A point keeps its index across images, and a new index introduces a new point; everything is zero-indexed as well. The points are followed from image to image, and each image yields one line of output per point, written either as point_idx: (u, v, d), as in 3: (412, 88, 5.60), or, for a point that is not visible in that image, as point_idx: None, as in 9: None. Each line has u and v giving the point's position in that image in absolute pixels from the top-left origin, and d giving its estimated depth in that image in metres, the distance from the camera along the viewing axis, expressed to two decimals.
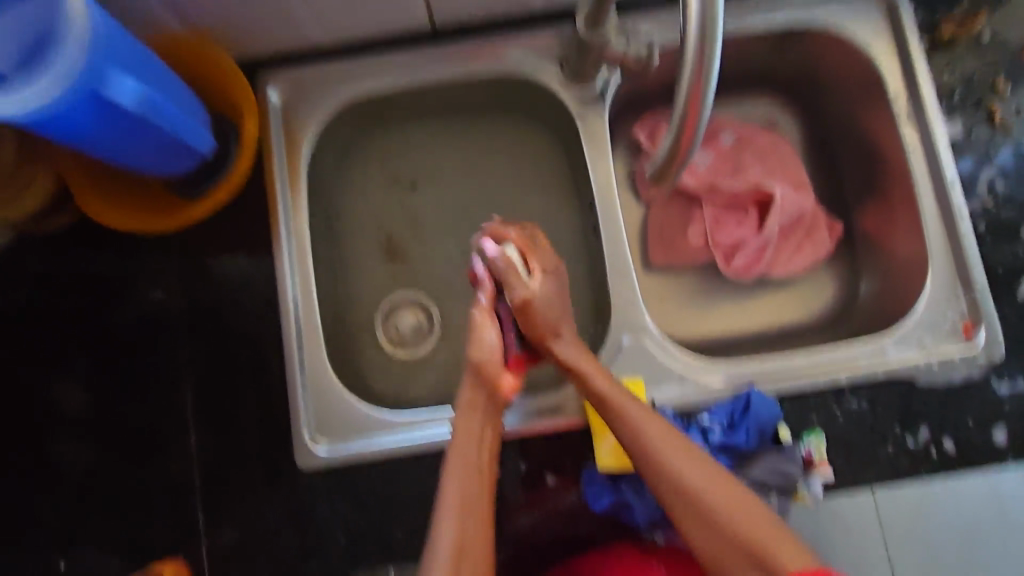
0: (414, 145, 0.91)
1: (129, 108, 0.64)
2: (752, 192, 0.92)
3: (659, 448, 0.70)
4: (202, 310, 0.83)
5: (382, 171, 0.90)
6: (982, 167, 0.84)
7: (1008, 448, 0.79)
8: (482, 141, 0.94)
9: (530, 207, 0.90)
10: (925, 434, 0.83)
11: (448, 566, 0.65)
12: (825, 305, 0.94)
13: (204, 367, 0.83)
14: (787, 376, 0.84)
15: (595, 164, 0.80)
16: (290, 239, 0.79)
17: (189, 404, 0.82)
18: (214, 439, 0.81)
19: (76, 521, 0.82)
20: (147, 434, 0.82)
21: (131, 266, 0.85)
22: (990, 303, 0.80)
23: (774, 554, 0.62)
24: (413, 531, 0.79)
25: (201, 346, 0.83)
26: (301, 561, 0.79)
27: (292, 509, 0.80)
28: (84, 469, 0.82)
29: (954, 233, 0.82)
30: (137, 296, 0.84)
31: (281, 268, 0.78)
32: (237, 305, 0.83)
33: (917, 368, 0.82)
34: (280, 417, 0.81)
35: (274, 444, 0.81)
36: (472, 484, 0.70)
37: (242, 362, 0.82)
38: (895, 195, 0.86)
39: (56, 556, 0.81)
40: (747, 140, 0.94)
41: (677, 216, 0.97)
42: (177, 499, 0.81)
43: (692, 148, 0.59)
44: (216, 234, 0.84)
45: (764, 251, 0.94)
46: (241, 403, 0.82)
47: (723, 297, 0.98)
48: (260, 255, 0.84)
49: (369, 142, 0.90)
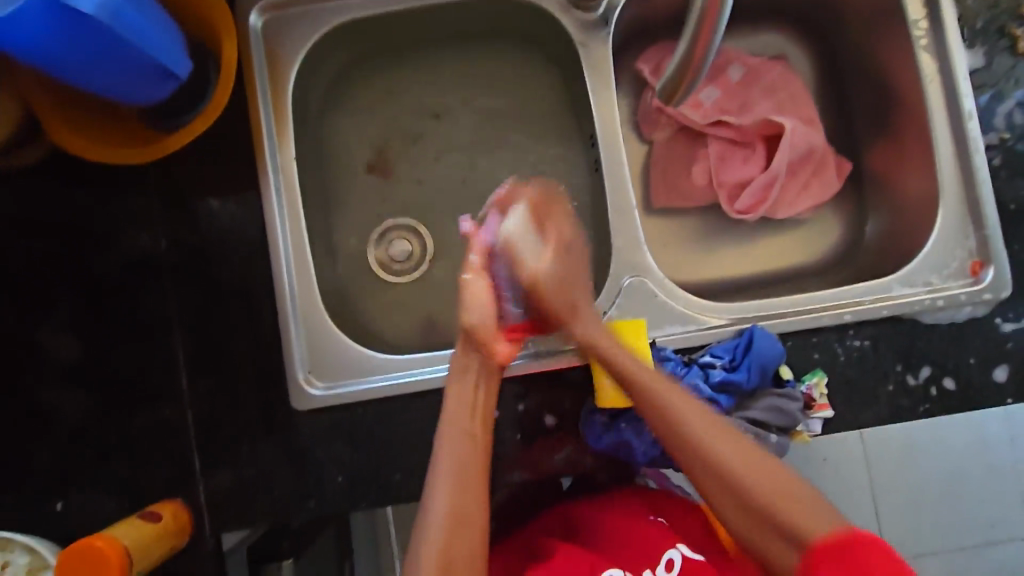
0: (413, 68, 0.92)
1: (98, 20, 0.55)
2: (760, 126, 0.90)
3: (655, 387, 0.66)
4: (192, 251, 0.78)
5: (382, 95, 0.92)
6: (1001, 99, 0.78)
7: (1007, 388, 0.73)
8: (480, 68, 0.93)
9: (527, 138, 0.93)
10: (926, 371, 0.73)
11: (444, 534, 0.61)
12: (829, 249, 0.92)
13: (197, 313, 0.78)
14: (787, 307, 0.75)
15: (597, 100, 0.80)
16: (278, 173, 0.79)
17: (179, 348, 0.78)
18: (208, 380, 0.77)
19: (62, 470, 0.76)
20: (128, 380, 0.77)
21: (107, 204, 0.78)
22: (1001, 240, 0.75)
23: (744, 470, 0.60)
24: (412, 472, 0.76)
25: (195, 293, 0.78)
26: (300, 501, 0.76)
27: (246, 412, 0.77)
28: (77, 416, 0.77)
29: (969, 166, 0.77)
30: (124, 240, 0.78)
31: (270, 207, 0.78)
32: (227, 249, 0.79)
33: (923, 306, 0.74)
34: (268, 348, 0.78)
35: (267, 380, 0.78)
36: (463, 450, 0.65)
37: (233, 307, 0.78)
38: (908, 129, 0.83)
39: (55, 497, 0.76)
40: (756, 75, 0.93)
41: (681, 152, 0.94)
42: (171, 441, 0.77)
43: (705, 59, 0.62)
44: (210, 165, 0.79)
45: (771, 189, 0.90)
46: (234, 347, 0.78)
47: (727, 239, 0.94)
48: (248, 192, 0.79)
49: (368, 68, 0.91)
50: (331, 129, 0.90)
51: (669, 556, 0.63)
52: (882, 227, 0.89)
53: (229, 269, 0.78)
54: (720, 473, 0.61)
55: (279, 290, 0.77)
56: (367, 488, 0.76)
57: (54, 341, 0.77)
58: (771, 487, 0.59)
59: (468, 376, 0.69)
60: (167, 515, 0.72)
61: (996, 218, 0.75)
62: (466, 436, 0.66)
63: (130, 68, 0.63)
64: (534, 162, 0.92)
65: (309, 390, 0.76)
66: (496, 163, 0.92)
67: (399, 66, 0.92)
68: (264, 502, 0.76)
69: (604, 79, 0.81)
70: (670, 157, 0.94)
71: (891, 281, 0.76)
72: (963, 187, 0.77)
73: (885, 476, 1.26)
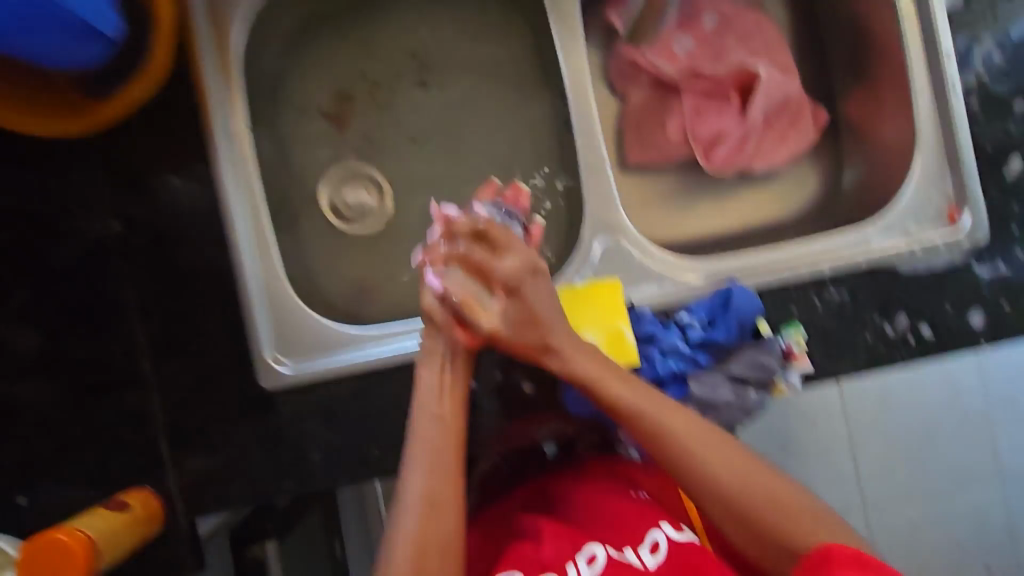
0: (370, 25, 0.87)
1: None
2: (735, 75, 0.87)
3: (639, 409, 0.62)
4: (149, 231, 0.74)
5: (338, 54, 0.86)
6: (979, 37, 0.75)
7: (983, 333, 0.73)
8: (441, 22, 0.88)
9: (494, 96, 0.88)
10: (903, 320, 0.73)
11: (418, 525, 0.57)
12: (806, 200, 0.91)
13: (161, 296, 0.74)
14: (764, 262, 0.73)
15: (565, 51, 0.76)
16: (230, 142, 0.74)
17: (140, 332, 0.74)
18: (170, 362, 0.74)
19: (22, 462, 0.73)
20: (87, 367, 0.74)
21: (54, 184, 0.73)
22: (978, 184, 0.74)
23: (736, 480, 0.60)
24: (389, 446, 0.74)
25: (158, 275, 0.74)
26: (276, 480, 0.74)
27: (214, 394, 0.74)
28: (36, 408, 0.73)
29: (946, 109, 0.75)
30: (81, 223, 0.74)
31: (223, 178, 0.73)
32: (187, 227, 0.74)
33: (901, 254, 0.73)
34: (232, 326, 0.75)
35: (232, 360, 0.74)
36: (439, 441, 0.61)
37: (194, 286, 0.75)
38: (885, 73, 0.80)
39: (17, 492, 0.73)
40: (730, 23, 0.89)
41: (655, 106, 0.91)
42: (136, 428, 0.74)
43: None
44: (155, 136, 0.74)
45: (747, 141, 0.87)
46: (198, 328, 0.74)
47: (704, 195, 0.92)
48: (197, 162, 0.74)
49: (321, 26, 0.85)
50: (285, 94, 0.85)
51: (654, 538, 0.59)
52: (859, 176, 0.87)
53: (185, 246, 0.74)
54: (723, 499, 0.59)
55: (240, 268, 0.73)
56: (344, 464, 0.74)
57: (13, 333, 0.73)
58: (761, 492, 0.59)
59: (435, 361, 0.64)
60: (137, 503, 0.69)
61: (973, 161, 0.74)
62: (437, 421, 0.62)
63: (56, 30, 0.58)
64: (502, 122, 0.88)
65: (276, 367, 0.73)
66: (463, 124, 0.88)
67: (354, 21, 0.86)
68: (239, 484, 0.74)
69: (573, 28, 0.76)
70: (643, 112, 0.91)
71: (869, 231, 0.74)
72: (940, 129, 0.75)
73: (864, 425, 1.28)
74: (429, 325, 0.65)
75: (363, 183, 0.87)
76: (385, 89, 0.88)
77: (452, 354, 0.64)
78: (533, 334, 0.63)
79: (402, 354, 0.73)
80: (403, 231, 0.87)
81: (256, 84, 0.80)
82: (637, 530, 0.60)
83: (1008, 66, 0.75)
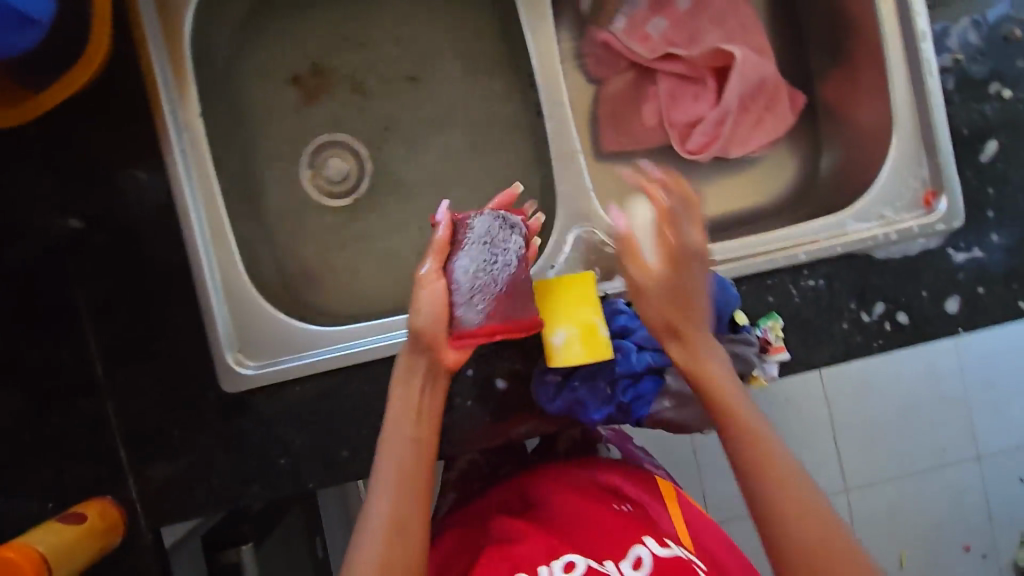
0: (331, 10, 0.83)
1: None
2: (709, 59, 0.85)
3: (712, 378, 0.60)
4: (111, 230, 0.70)
5: (299, 40, 0.83)
6: (956, 17, 0.74)
7: (961, 319, 0.72)
8: (406, 6, 0.84)
9: (464, 83, 0.85)
10: (880, 307, 0.72)
11: (381, 538, 0.54)
12: (784, 186, 0.89)
13: (127, 301, 0.71)
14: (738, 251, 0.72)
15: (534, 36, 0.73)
16: (182, 134, 0.71)
17: (100, 337, 0.71)
18: (128, 367, 0.71)
19: None
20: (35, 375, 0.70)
21: (11, 186, 0.69)
22: (954, 168, 0.73)
23: (819, 518, 0.52)
24: (360, 448, 0.72)
25: (124, 278, 0.71)
26: (243, 486, 0.71)
27: (175, 397, 0.71)
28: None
29: (921, 92, 0.73)
30: (44, 227, 0.70)
31: (175, 172, 0.70)
32: (150, 226, 0.71)
33: (876, 240, 0.72)
34: (191, 327, 0.71)
35: (192, 362, 0.71)
36: (405, 452, 0.58)
37: (148, 287, 0.71)
38: (861, 55, 0.78)
39: None
40: (704, 3, 0.86)
41: (629, 90, 0.88)
42: (93, 435, 0.70)
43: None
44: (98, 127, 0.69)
45: (722, 126, 0.86)
46: (156, 331, 0.71)
47: (680, 182, 0.90)
48: (146, 155, 0.70)
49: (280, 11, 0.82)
50: (243, 81, 0.81)
51: (637, 553, 0.54)
52: (836, 160, 0.86)
53: (137, 244, 0.71)
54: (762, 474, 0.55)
55: (196, 267, 0.70)
56: (313, 467, 0.71)
57: None
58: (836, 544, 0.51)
59: (411, 377, 0.61)
60: (93, 514, 0.66)
61: (948, 144, 0.73)
62: (410, 441, 0.59)
63: None
64: (473, 109, 0.85)
65: (240, 368, 0.70)
66: (431, 111, 0.85)
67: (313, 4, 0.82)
68: (205, 491, 0.71)
69: (541, 11, 0.74)
70: (618, 96, 0.89)
71: (845, 218, 0.73)
72: (916, 111, 0.74)
73: (843, 409, 1.28)
74: (411, 344, 0.61)
75: (338, 155, 0.84)
76: (348, 76, 0.84)
77: (430, 376, 0.61)
78: (677, 311, 0.60)
79: (370, 352, 0.71)
80: (372, 224, 0.84)
81: (210, 73, 0.76)
82: (624, 539, 0.57)
83: (984, 46, 0.74)
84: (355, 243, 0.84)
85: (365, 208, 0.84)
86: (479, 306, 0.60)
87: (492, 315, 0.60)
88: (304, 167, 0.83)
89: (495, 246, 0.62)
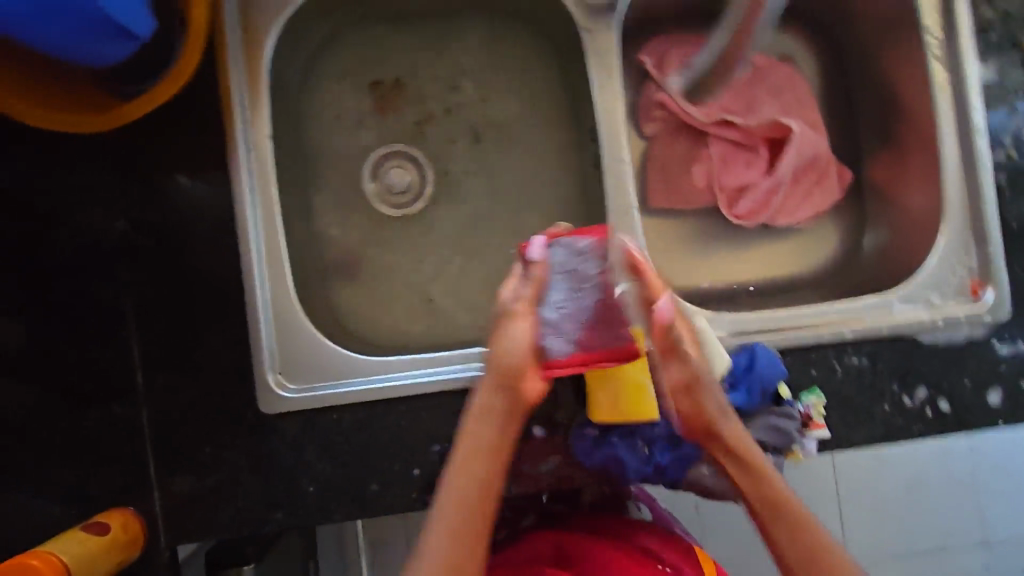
0: (403, 49, 0.86)
1: None
2: (766, 130, 0.87)
3: (732, 437, 0.60)
4: (157, 236, 0.71)
5: (369, 74, 0.85)
6: (1011, 116, 0.76)
7: (1002, 413, 0.72)
8: (474, 50, 0.86)
9: (523, 129, 0.87)
10: (922, 392, 0.72)
11: None
12: (827, 259, 0.90)
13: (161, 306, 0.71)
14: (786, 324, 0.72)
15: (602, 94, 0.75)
16: (250, 152, 0.72)
17: (134, 341, 0.71)
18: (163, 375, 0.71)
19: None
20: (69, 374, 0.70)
21: (72, 185, 0.70)
22: (1003, 262, 0.73)
23: None
24: (390, 484, 0.71)
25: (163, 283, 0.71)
26: (267, 512, 0.70)
27: (208, 409, 0.71)
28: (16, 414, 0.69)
29: (975, 185, 0.75)
30: (80, 220, 0.70)
31: (240, 188, 0.71)
32: (195, 234, 0.71)
33: (923, 325, 0.73)
34: (225, 340, 0.71)
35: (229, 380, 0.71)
36: (470, 494, 0.55)
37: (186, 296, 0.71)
38: (912, 143, 0.81)
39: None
40: (763, 76, 0.89)
41: (681, 151, 0.90)
42: (121, 442, 0.70)
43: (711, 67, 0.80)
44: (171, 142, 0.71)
45: (773, 196, 0.88)
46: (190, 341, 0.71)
47: (723, 244, 0.91)
48: (214, 173, 0.71)
49: (354, 45, 0.84)
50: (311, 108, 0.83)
51: None
52: (880, 240, 0.87)
53: (190, 253, 0.71)
54: (790, 521, 0.57)
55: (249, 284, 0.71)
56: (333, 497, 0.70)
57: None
58: None
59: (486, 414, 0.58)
60: (116, 526, 0.65)
61: (998, 239, 0.74)
62: (476, 480, 0.56)
63: (87, 27, 0.56)
64: (529, 154, 0.87)
65: (281, 391, 0.70)
66: (489, 152, 0.87)
67: (386, 39, 0.85)
68: (228, 512, 0.70)
69: (609, 70, 0.75)
70: (669, 155, 0.91)
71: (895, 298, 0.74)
72: (968, 202, 0.75)
73: (859, 484, 1.27)
74: (491, 375, 0.59)
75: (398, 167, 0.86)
76: (412, 112, 0.86)
77: (508, 412, 0.58)
78: (709, 404, 0.60)
79: (410, 385, 0.71)
80: (419, 256, 0.85)
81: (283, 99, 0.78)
82: None
83: None
84: (400, 275, 0.84)
85: (414, 239, 0.86)
86: (569, 337, 0.62)
87: (581, 346, 0.63)
88: (370, 189, 0.85)
89: (581, 272, 0.63)
